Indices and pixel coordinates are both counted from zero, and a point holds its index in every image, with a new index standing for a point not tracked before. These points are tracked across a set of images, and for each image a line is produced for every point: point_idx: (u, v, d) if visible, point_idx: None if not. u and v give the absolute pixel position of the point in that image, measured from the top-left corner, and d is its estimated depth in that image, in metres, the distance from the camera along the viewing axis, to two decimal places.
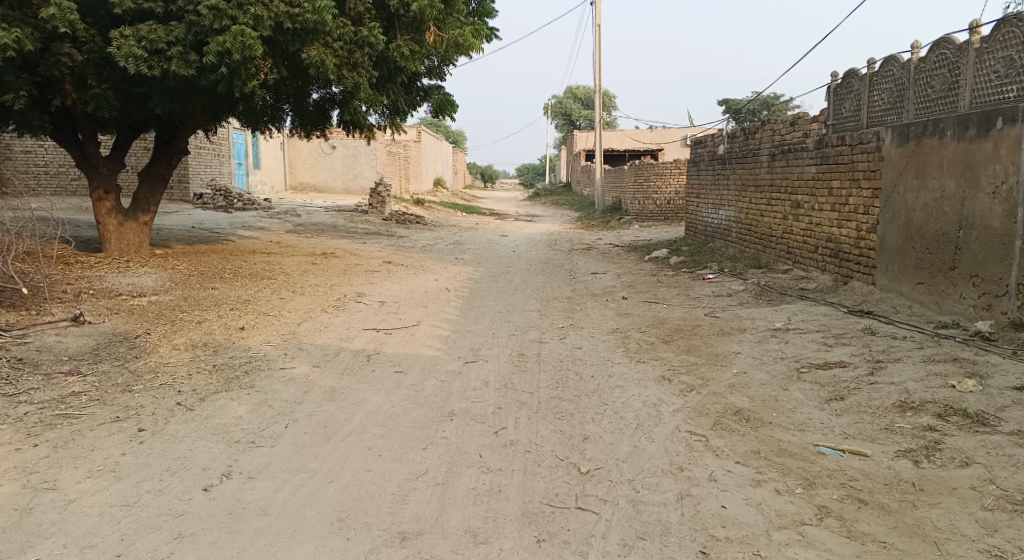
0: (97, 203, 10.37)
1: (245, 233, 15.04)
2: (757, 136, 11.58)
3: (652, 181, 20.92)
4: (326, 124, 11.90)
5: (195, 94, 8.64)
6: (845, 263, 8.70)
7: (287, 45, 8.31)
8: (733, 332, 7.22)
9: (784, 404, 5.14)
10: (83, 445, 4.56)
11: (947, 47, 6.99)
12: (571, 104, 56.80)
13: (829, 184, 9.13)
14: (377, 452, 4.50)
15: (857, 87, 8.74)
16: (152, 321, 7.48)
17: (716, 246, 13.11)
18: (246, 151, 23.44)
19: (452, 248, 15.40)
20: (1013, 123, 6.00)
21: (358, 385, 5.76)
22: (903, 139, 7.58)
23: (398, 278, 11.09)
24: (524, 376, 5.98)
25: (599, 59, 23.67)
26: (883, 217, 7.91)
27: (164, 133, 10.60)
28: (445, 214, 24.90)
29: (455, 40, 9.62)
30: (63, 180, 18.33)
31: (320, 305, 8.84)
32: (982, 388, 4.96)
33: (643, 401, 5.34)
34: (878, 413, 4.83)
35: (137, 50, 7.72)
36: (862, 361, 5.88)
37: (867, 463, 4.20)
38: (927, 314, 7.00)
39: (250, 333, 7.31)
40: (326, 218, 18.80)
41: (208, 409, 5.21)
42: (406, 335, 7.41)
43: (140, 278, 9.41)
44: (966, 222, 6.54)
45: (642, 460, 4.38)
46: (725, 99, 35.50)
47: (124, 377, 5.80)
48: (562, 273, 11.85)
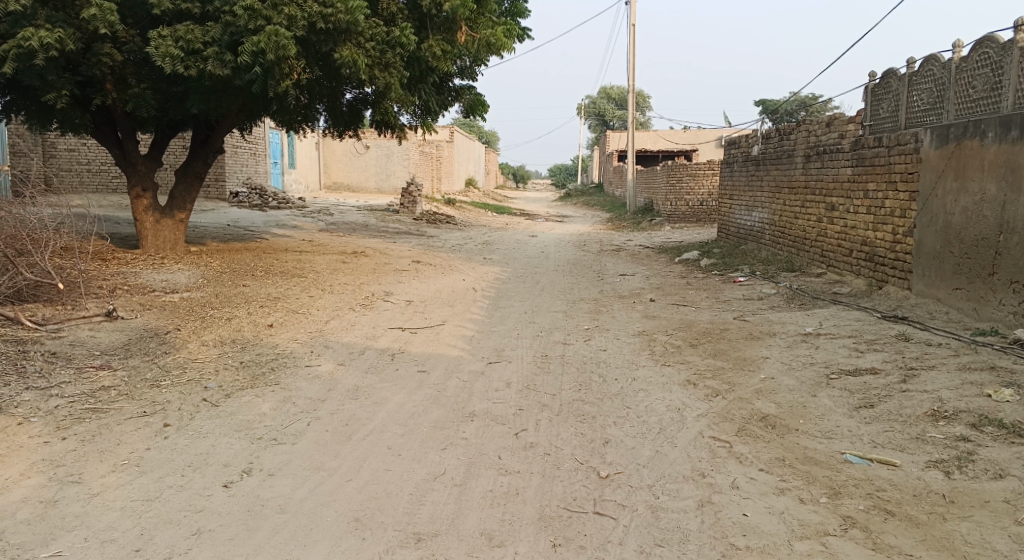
0: (134, 200, 10.56)
1: (278, 231, 15.22)
2: (792, 136, 11.40)
3: (685, 182, 20.73)
4: (359, 124, 11.97)
5: (230, 94, 8.76)
6: (881, 268, 8.51)
7: (320, 45, 8.36)
8: (762, 336, 7.10)
9: (811, 411, 5.04)
10: (110, 439, 4.63)
11: (990, 46, 6.80)
12: (605, 104, 56.56)
13: (865, 187, 8.94)
14: (396, 452, 4.50)
15: (896, 88, 8.56)
16: (183, 317, 7.60)
17: (749, 249, 12.94)
18: (281, 151, 23.74)
19: (481, 247, 15.41)
20: None
21: (381, 384, 5.77)
22: (942, 140, 7.39)
23: (426, 277, 11.12)
24: (547, 378, 5.95)
25: (634, 59, 23.54)
26: (920, 221, 7.72)
27: (200, 132, 10.76)
28: (476, 214, 24.96)
29: (487, 41, 9.45)
30: (103, 178, 18.73)
31: (348, 303, 8.90)
32: (1020, 398, 4.80)
33: (666, 405, 5.27)
34: (909, 422, 4.70)
35: (174, 50, 7.86)
36: (894, 368, 5.73)
37: (896, 473, 4.09)
38: (965, 321, 6.81)
39: (278, 331, 7.39)
40: (357, 217, 18.95)
41: (233, 406, 5.26)
42: (432, 335, 7.43)
43: (173, 274, 9.56)
44: (1007, 227, 6.35)
45: (663, 465, 4.32)
46: (761, 99, 35.05)
47: (153, 372, 5.90)
48: (590, 274, 11.79)
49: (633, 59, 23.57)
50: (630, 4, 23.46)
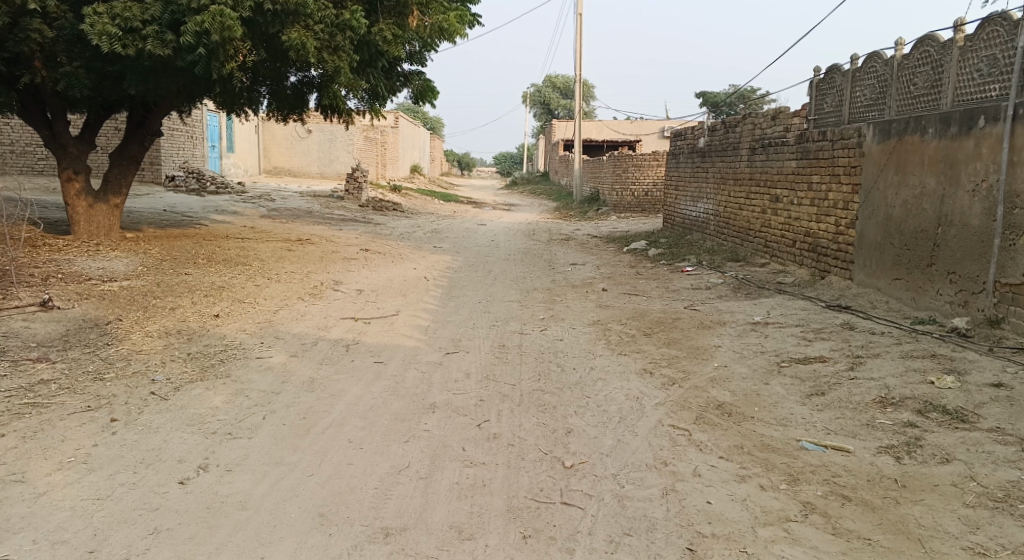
0: (66, 184, 10.08)
1: (218, 217, 14.79)
2: (737, 129, 11.61)
3: (631, 172, 20.97)
4: (304, 109, 11.67)
5: (170, 75, 8.43)
6: (823, 258, 8.75)
7: (267, 27, 8.10)
8: (713, 325, 7.24)
9: (765, 399, 5.15)
10: (54, 436, 4.43)
11: (930, 45, 7.02)
12: (549, 93, 56.69)
13: (809, 179, 9.17)
14: (357, 446, 4.43)
15: (839, 83, 8.79)
16: (124, 307, 7.31)
17: (694, 239, 13.15)
18: (220, 135, 23.06)
19: (429, 236, 15.28)
20: (994, 121, 6.05)
21: (337, 376, 5.66)
22: (884, 135, 7.62)
23: (376, 266, 10.96)
24: (506, 368, 5.93)
25: (580, 50, 23.64)
26: (862, 213, 7.96)
27: (137, 114, 10.35)
28: (423, 202, 24.74)
29: (439, 26, 9.32)
30: (29, 160, 17.87)
31: (296, 292, 8.71)
32: (961, 385, 5.02)
33: (625, 394, 5.32)
34: (859, 409, 4.86)
35: (111, 28, 7.50)
36: (841, 356, 5.90)
37: (850, 459, 4.22)
38: (904, 310, 7.06)
39: (225, 321, 7.18)
40: (301, 204, 18.56)
41: (183, 399, 5.09)
42: (385, 324, 7.33)
43: (111, 262, 9.18)
44: (945, 220, 6.59)
45: (626, 454, 4.36)
46: (703, 91, 35.64)
47: (95, 364, 5.66)
48: (541, 263, 11.82)
49: (580, 50, 23.67)
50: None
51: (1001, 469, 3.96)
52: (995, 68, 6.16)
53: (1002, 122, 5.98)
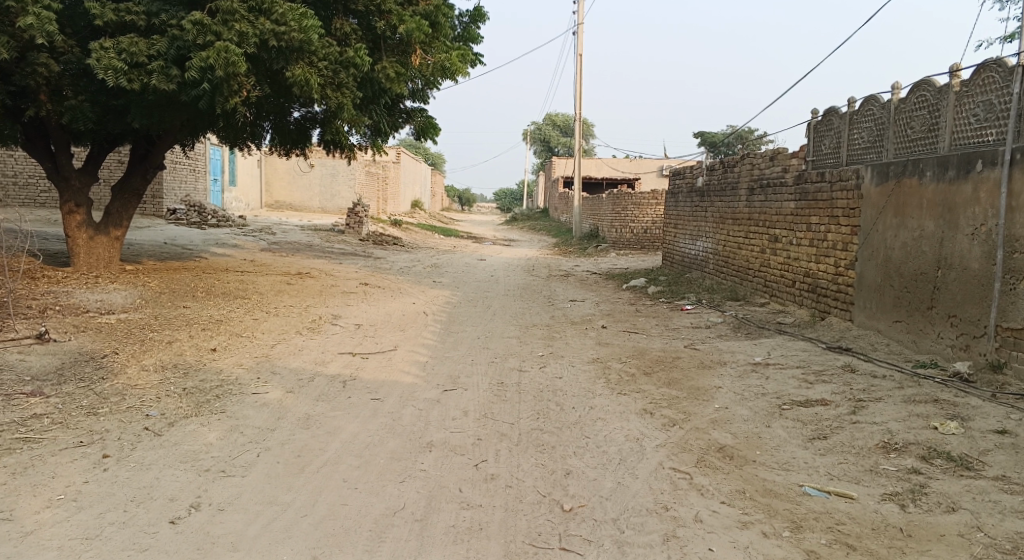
0: (67, 216, 10.07)
1: (217, 250, 14.79)
2: (736, 169, 11.68)
3: (630, 210, 21.07)
4: (306, 144, 11.72)
5: (174, 109, 8.49)
6: (823, 299, 8.73)
7: (271, 63, 8.16)
8: (714, 365, 7.19)
9: (767, 442, 5.09)
10: (44, 472, 4.36)
11: (927, 90, 7.09)
12: (550, 131, 57.25)
13: (808, 220, 9.19)
14: (353, 485, 4.36)
15: (837, 125, 8.87)
16: (120, 340, 7.26)
17: (693, 277, 13.15)
18: (222, 168, 23.18)
19: (429, 270, 15.27)
20: (992, 166, 6.09)
21: (334, 413, 5.60)
22: (882, 178, 7.66)
23: (375, 300, 10.94)
24: (504, 406, 5.87)
25: (580, 89, 23.93)
26: (861, 255, 7.96)
27: (140, 147, 10.41)
28: (422, 236, 24.79)
29: (441, 65, 9.36)
30: (31, 192, 17.94)
31: (294, 326, 8.67)
32: (965, 430, 4.97)
33: (625, 435, 5.26)
34: (862, 454, 4.80)
35: (116, 62, 7.58)
36: (843, 399, 5.85)
37: (854, 506, 4.16)
38: (905, 352, 7.02)
39: (222, 355, 7.12)
40: (301, 238, 18.58)
41: (177, 435, 5.02)
42: (383, 360, 7.28)
43: (109, 294, 9.15)
44: (944, 263, 6.59)
45: (626, 498, 4.29)
46: (701, 131, 36.01)
47: (89, 399, 5.59)
48: (541, 300, 11.80)
49: (580, 89, 23.95)
50: (577, 34, 23.91)
51: (1008, 520, 3.90)
52: (992, 113, 6.21)
53: (1000, 167, 6.01)
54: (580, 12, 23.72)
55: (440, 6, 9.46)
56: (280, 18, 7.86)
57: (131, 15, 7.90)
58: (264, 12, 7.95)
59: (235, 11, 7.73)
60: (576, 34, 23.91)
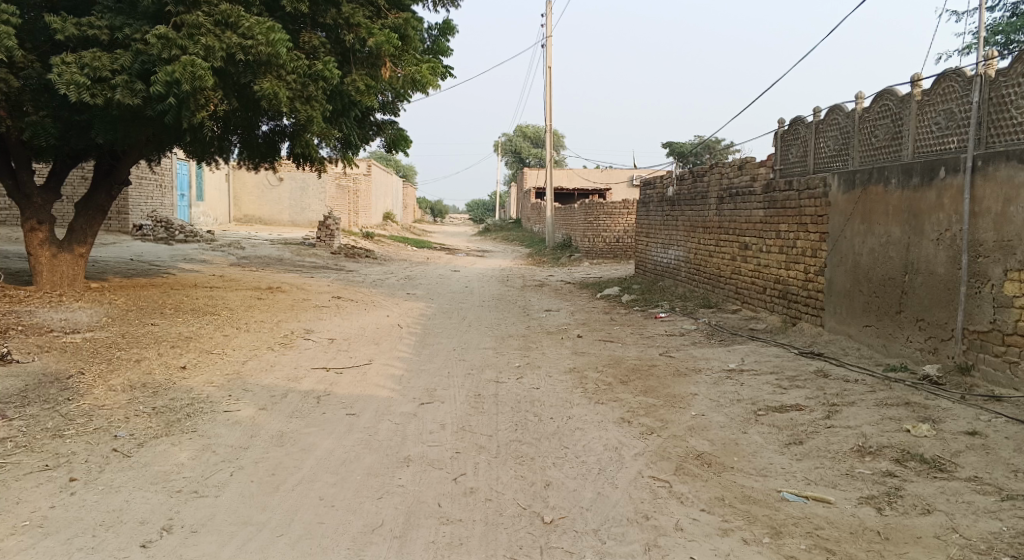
0: (29, 234, 9.82)
1: (186, 266, 14.55)
2: (705, 179, 11.80)
3: (602, 220, 21.17)
4: (275, 157, 11.61)
5: (140, 123, 8.35)
6: (794, 305, 8.83)
7: (239, 77, 8.08)
8: (689, 373, 7.20)
9: (744, 448, 5.11)
10: (8, 498, 4.23)
11: (889, 99, 7.22)
12: (520, 142, 57.45)
13: (777, 228, 9.30)
14: (329, 503, 4.29)
15: (803, 134, 9.00)
16: (86, 360, 7.09)
17: (666, 285, 13.23)
18: (189, 183, 22.88)
19: (402, 283, 15.19)
20: (955, 172, 6.21)
21: (308, 430, 5.51)
22: (849, 185, 7.78)
23: (348, 314, 10.84)
24: (482, 419, 5.83)
25: (550, 101, 24.05)
26: (830, 261, 8.07)
27: (105, 163, 10.21)
28: (394, 249, 24.67)
29: (412, 77, 9.12)
30: None
31: (266, 342, 8.54)
32: (936, 433, 5.04)
33: (603, 444, 5.25)
34: (837, 458, 4.84)
35: (79, 77, 7.44)
36: (817, 404, 5.90)
37: (831, 511, 4.19)
38: (875, 357, 7.12)
39: (192, 373, 6.99)
40: (271, 252, 18.38)
41: (147, 456, 4.91)
42: (358, 375, 7.19)
43: (73, 313, 8.95)
44: (911, 267, 6.69)
45: (606, 508, 4.29)
46: (670, 141, 36.38)
47: (54, 421, 5.45)
48: (515, 310, 11.79)
49: (550, 100, 24.06)
50: (546, 47, 24.05)
51: (981, 520, 3.97)
52: (953, 121, 6.35)
53: (962, 174, 6.14)
54: (549, 24, 23.85)
55: (409, 19, 9.44)
56: (248, 31, 7.79)
57: (94, 29, 7.81)
58: (231, 25, 7.87)
59: (201, 25, 7.65)
60: (545, 46, 24.03)
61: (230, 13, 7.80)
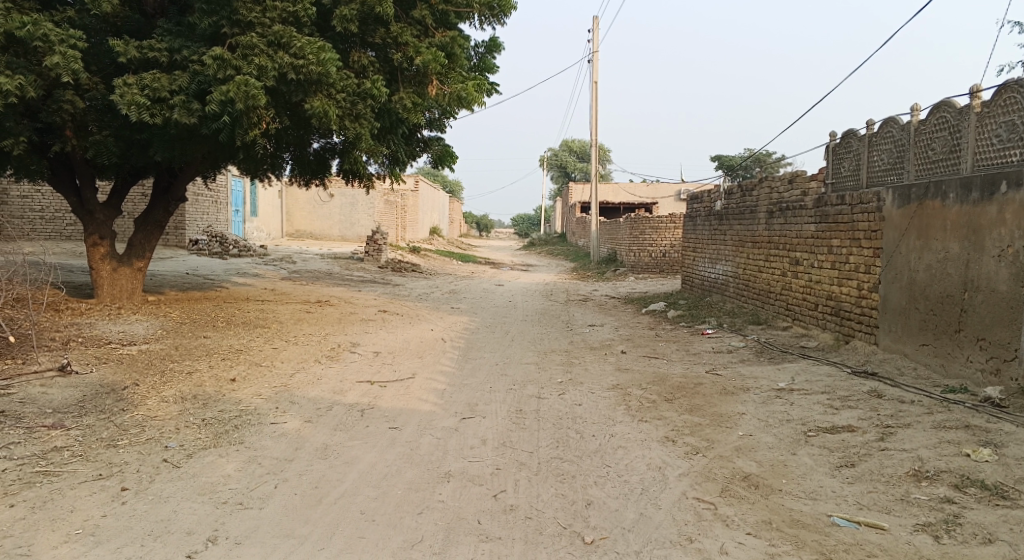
0: (91, 248, 10.18)
1: (238, 279, 14.88)
2: (754, 193, 11.60)
3: (648, 234, 20.99)
4: (325, 174, 11.82)
5: (196, 142, 8.60)
6: (847, 322, 8.59)
7: (290, 95, 8.25)
8: (736, 391, 7.05)
9: (793, 470, 4.97)
10: (62, 506, 4.35)
11: (947, 110, 7.00)
12: (567, 157, 57.50)
13: (829, 243, 9.08)
14: (370, 518, 4.30)
15: (856, 148, 8.79)
16: (141, 371, 7.29)
17: (714, 301, 13.02)
18: (243, 199, 23.45)
19: (448, 297, 15.27)
20: (1018, 187, 5.99)
21: (352, 443, 5.56)
22: (904, 200, 7.56)
23: (393, 327, 10.93)
24: (523, 435, 5.80)
25: (596, 115, 23.99)
26: (885, 278, 7.83)
27: (163, 180, 10.52)
28: (441, 263, 24.84)
29: (458, 94, 9.28)
30: (57, 226, 18.24)
31: (313, 355, 8.66)
32: (998, 458, 4.83)
33: (647, 464, 5.16)
34: (892, 482, 4.67)
35: (139, 98, 7.68)
36: (870, 426, 5.71)
37: (885, 538, 4.05)
38: (933, 377, 6.87)
39: (241, 385, 7.11)
40: (321, 266, 18.69)
41: (195, 467, 5.00)
42: (402, 388, 7.24)
43: (131, 326, 9.22)
44: (971, 285, 6.45)
45: (649, 529, 4.22)
46: (718, 155, 35.90)
47: (109, 431, 5.60)
48: (559, 325, 11.74)
49: (596, 115, 24.03)
50: (592, 62, 24.03)
51: None
52: (1015, 133, 6.13)
53: None
54: (595, 39, 23.87)
55: (456, 37, 9.53)
56: (299, 51, 7.96)
57: (154, 51, 8.07)
58: (283, 45, 8.05)
59: (255, 46, 7.85)
60: (591, 61, 24.02)
61: (283, 34, 7.97)
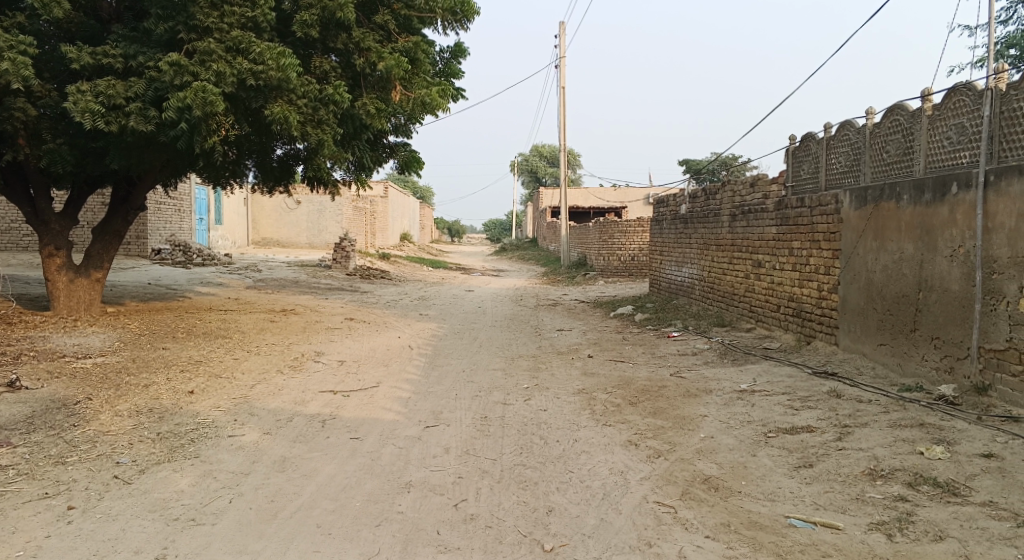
0: (47, 259, 9.91)
1: (202, 289, 14.65)
2: (718, 196, 11.69)
3: (617, 238, 21.12)
4: (289, 180, 11.67)
5: (154, 149, 8.44)
6: (808, 323, 8.69)
7: (250, 102, 8.12)
8: (700, 394, 7.07)
9: (753, 471, 5.00)
10: (4, 528, 4.21)
11: (900, 114, 7.11)
12: (537, 161, 57.81)
13: (790, 245, 9.17)
14: (326, 531, 4.23)
15: (814, 151, 8.91)
16: (95, 385, 7.10)
17: (681, 304, 13.10)
18: (207, 207, 23.12)
19: (417, 303, 15.21)
20: (967, 188, 6.10)
21: (310, 454, 5.47)
22: (860, 202, 7.66)
23: (359, 335, 10.83)
24: (487, 442, 5.76)
25: (565, 121, 24.06)
26: (843, 278, 7.94)
27: (121, 189, 10.32)
28: (410, 269, 24.75)
29: (421, 100, 9.18)
30: (14, 236, 17.82)
31: (276, 365, 8.54)
32: (951, 455, 4.90)
33: (609, 469, 5.16)
34: (848, 481, 4.72)
35: (93, 105, 7.52)
36: (828, 425, 5.77)
37: (840, 537, 4.08)
38: (890, 376, 6.96)
39: (199, 398, 6.97)
40: (287, 274, 18.48)
41: (147, 483, 4.88)
42: (365, 397, 7.17)
43: (87, 338, 9.02)
44: (925, 285, 6.56)
45: (608, 535, 4.21)
46: (686, 159, 36.27)
47: (58, 448, 5.44)
48: (527, 330, 11.71)
49: (563, 120, 24.10)
50: (559, 67, 24.13)
51: (996, 547, 3.86)
52: (964, 136, 6.24)
53: (974, 189, 6.03)
54: (562, 44, 23.96)
55: (419, 42, 9.47)
56: (258, 57, 7.84)
57: (108, 58, 7.91)
58: (241, 51, 7.94)
59: (212, 52, 7.73)
60: (558, 67, 24.11)
61: (241, 39, 7.86)
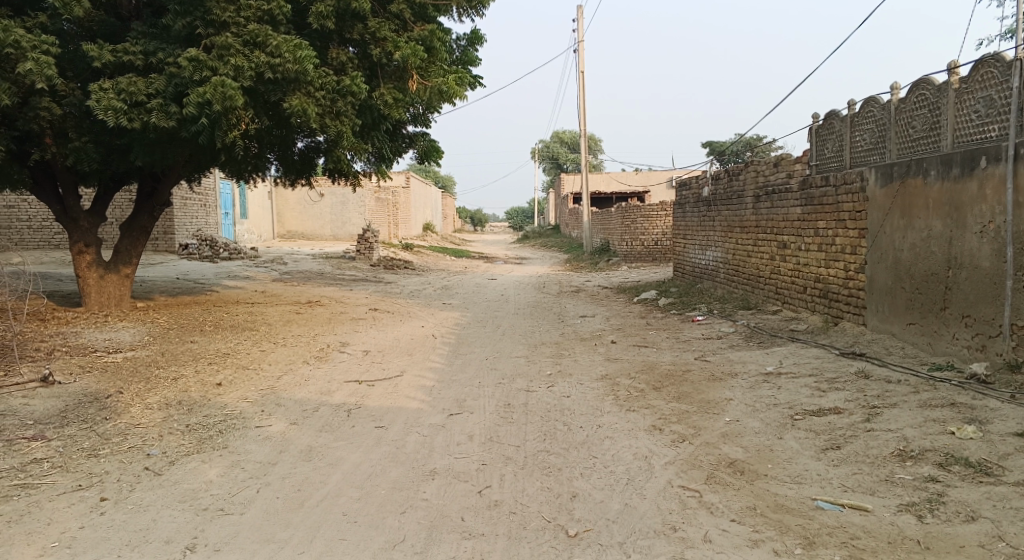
0: (77, 256, 10.08)
1: (228, 283, 14.82)
2: (741, 177, 11.55)
3: (640, 223, 20.98)
4: (310, 172, 11.74)
5: (176, 145, 8.52)
6: (835, 304, 8.57)
7: (268, 95, 8.14)
8: (725, 377, 7.01)
9: (779, 454, 4.95)
10: (40, 519, 4.30)
11: (926, 88, 6.95)
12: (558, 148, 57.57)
13: (815, 225, 9.04)
14: (352, 519, 4.27)
15: (838, 129, 8.76)
16: (125, 379, 7.22)
17: (705, 287, 12.99)
18: (232, 201, 23.36)
19: (440, 292, 15.26)
20: (996, 162, 5.95)
21: (336, 444, 5.51)
22: (887, 179, 7.52)
23: (384, 325, 10.89)
24: (511, 429, 5.77)
25: (585, 106, 23.89)
26: (871, 258, 7.81)
27: (146, 186, 10.44)
28: (433, 259, 24.83)
29: (438, 89, 8.98)
30: (45, 235, 18.15)
31: (301, 356, 8.62)
32: (983, 435, 4.81)
33: (633, 453, 5.13)
34: (877, 463, 4.66)
35: (116, 102, 7.61)
36: (856, 407, 5.69)
37: (869, 519, 4.03)
38: (920, 355, 6.84)
39: (226, 390, 7.05)
40: (312, 266, 18.63)
41: (177, 474, 4.95)
42: (390, 386, 7.21)
43: (117, 333, 9.17)
44: (954, 262, 6.43)
45: (633, 520, 4.19)
46: (709, 141, 35.89)
47: (91, 441, 5.54)
48: (551, 317, 11.69)
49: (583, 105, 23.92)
50: (578, 51, 23.93)
51: None
52: (993, 109, 6.09)
53: (1004, 163, 5.88)
54: (580, 28, 23.74)
55: (436, 30, 9.42)
56: (275, 49, 7.87)
57: (129, 55, 7.98)
58: (259, 45, 7.96)
59: (230, 46, 7.77)
60: (577, 52, 23.92)
61: (258, 33, 7.89)
